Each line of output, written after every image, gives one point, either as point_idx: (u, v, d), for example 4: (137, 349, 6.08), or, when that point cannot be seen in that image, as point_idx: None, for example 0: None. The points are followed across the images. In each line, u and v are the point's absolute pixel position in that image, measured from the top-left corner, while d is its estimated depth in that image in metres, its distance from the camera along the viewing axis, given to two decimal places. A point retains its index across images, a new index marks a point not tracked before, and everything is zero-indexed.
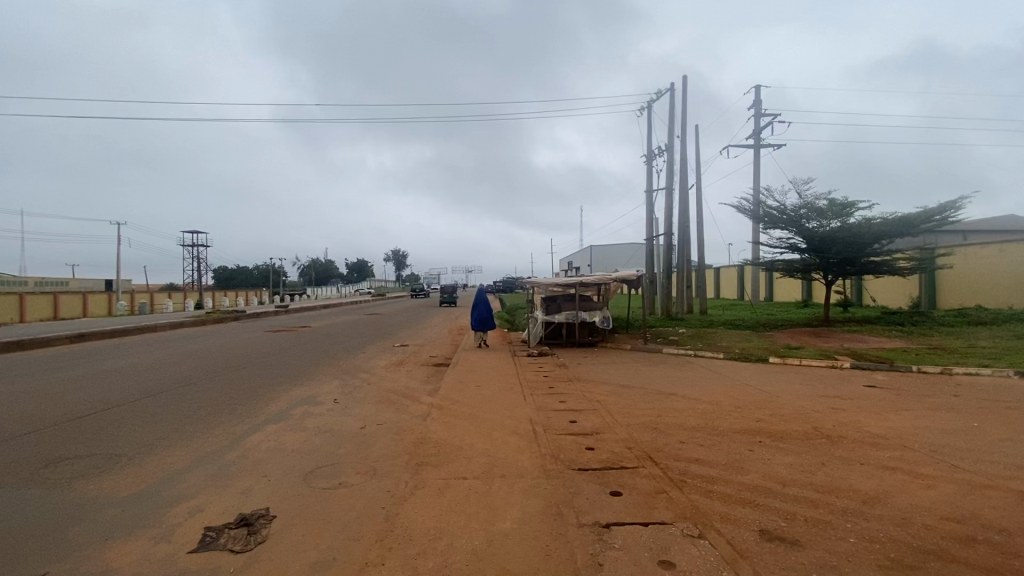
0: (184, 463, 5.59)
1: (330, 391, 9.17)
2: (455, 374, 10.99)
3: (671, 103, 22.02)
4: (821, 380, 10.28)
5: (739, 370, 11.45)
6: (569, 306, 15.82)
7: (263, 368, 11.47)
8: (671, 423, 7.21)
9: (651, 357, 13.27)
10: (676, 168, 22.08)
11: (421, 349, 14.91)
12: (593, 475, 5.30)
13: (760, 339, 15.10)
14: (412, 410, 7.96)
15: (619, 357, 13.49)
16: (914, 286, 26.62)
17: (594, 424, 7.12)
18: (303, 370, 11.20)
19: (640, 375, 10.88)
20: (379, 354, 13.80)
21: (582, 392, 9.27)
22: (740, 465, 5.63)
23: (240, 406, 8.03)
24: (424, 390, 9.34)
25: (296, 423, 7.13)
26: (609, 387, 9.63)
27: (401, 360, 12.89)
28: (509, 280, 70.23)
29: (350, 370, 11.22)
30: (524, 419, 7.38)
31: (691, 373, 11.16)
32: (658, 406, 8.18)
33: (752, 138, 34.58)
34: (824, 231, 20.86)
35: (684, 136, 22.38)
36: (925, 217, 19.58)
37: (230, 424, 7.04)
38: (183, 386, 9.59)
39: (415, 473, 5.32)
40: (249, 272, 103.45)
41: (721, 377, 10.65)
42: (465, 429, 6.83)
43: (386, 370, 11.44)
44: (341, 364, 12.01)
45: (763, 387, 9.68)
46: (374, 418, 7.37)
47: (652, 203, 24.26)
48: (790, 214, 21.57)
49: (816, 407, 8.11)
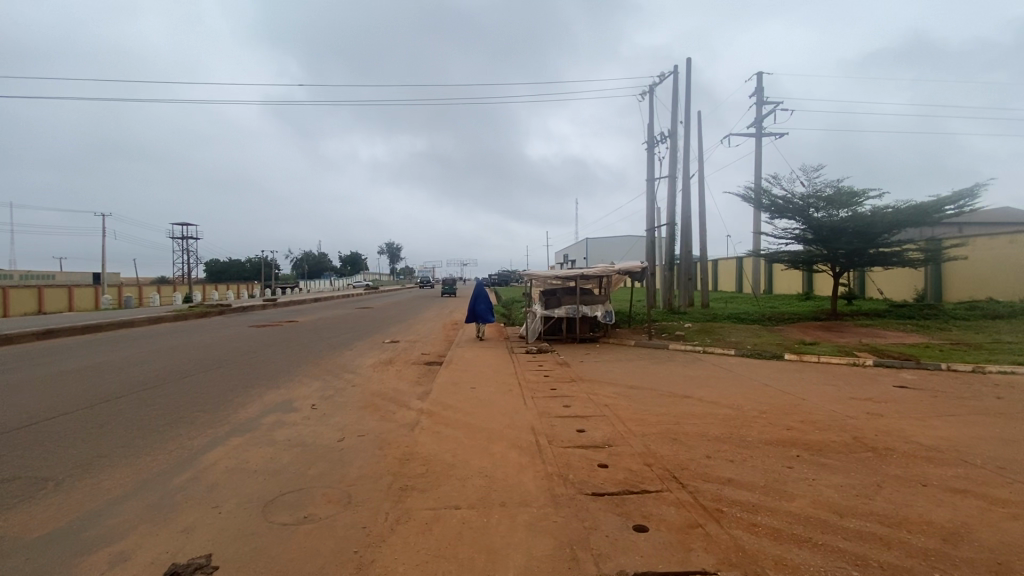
0: (122, 491, 4.69)
1: (308, 395, 8.25)
2: (448, 374, 10.08)
3: (673, 87, 21.00)
4: (846, 380, 9.47)
5: (754, 369, 10.62)
6: (569, 300, 14.94)
7: (239, 368, 10.51)
8: (692, 433, 6.35)
9: (657, 355, 12.42)
10: (678, 156, 21.11)
11: (411, 346, 13.97)
12: (611, 503, 4.43)
13: (771, 335, 14.27)
14: (399, 417, 7.07)
15: (623, 354, 12.63)
16: (920, 278, 25.90)
17: (605, 435, 6.25)
18: (282, 371, 10.25)
19: (649, 374, 10.03)
20: (367, 352, 12.87)
21: (588, 395, 8.41)
22: (782, 488, 4.77)
23: (204, 414, 7.12)
24: (414, 394, 8.45)
25: (263, 435, 6.23)
26: (618, 389, 8.77)
27: (390, 358, 11.99)
28: (505, 273, 69.54)
29: (333, 371, 10.29)
30: (525, 429, 6.49)
31: (704, 372, 10.32)
32: (674, 411, 7.32)
33: (753, 127, 33.66)
34: (832, 220, 20.02)
35: (687, 121, 21.43)
36: (938, 206, 18.75)
37: (187, 437, 6.13)
38: (146, 388, 8.65)
39: (398, 502, 4.43)
40: (240, 266, 101.91)
41: (738, 376, 9.81)
42: (459, 442, 5.94)
43: (373, 370, 10.52)
44: (325, 364, 11.05)
45: (784, 388, 8.86)
46: (355, 429, 6.48)
47: (652, 192, 23.36)
48: (797, 203, 20.70)
49: (850, 413, 7.29)
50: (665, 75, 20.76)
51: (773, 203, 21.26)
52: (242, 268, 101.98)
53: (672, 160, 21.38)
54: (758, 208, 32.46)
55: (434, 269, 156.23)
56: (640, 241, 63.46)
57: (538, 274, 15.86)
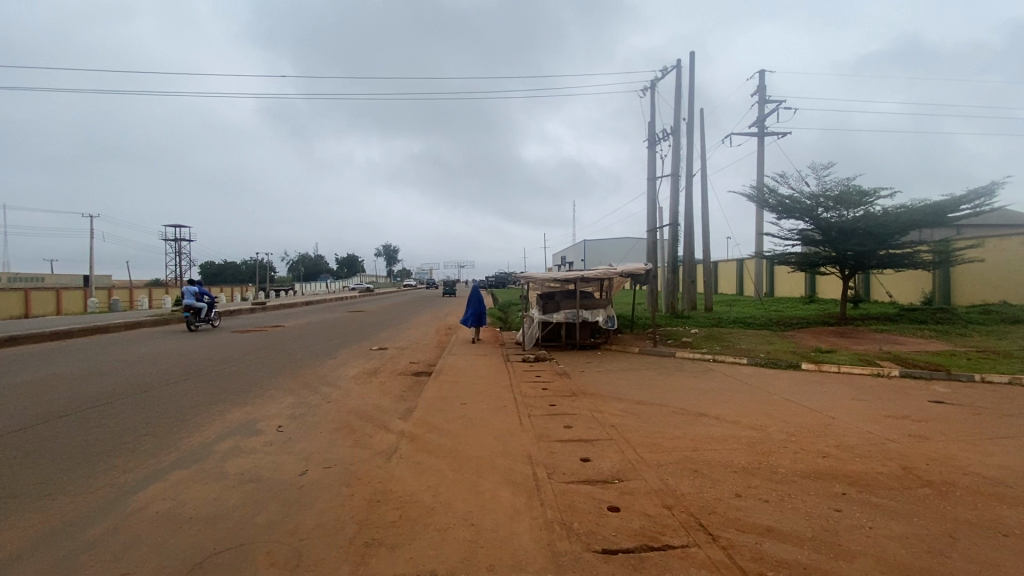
0: (16, 549, 3.78)
1: (276, 414, 7.34)
2: (436, 387, 9.17)
3: (676, 81, 20.15)
4: (875, 393, 8.60)
5: (771, 380, 9.73)
6: (568, 304, 14.04)
7: (207, 381, 9.60)
8: (714, 463, 5.48)
9: (664, 364, 11.53)
10: (682, 153, 20.25)
11: (400, 354, 13.04)
12: (626, 564, 3.54)
13: (783, 341, 13.42)
14: (375, 442, 6.17)
15: (627, 363, 11.74)
16: (928, 282, 25.04)
17: (613, 466, 5.38)
18: (254, 383, 9.35)
19: (658, 387, 9.14)
20: (352, 361, 11.96)
21: (591, 413, 7.52)
22: (834, 541, 3.89)
23: (152, 438, 6.23)
24: (397, 411, 7.53)
25: (213, 467, 5.31)
26: (624, 405, 7.88)
27: (375, 368, 11.09)
28: (502, 275, 68.60)
29: (309, 384, 9.38)
30: (520, 458, 5.60)
31: (717, 384, 9.45)
32: (690, 434, 6.45)
33: (755, 126, 32.96)
34: (842, 221, 19.21)
35: (691, 118, 20.63)
36: (954, 205, 17.92)
37: (122, 471, 5.23)
38: (96, 405, 7.74)
39: (359, 565, 3.54)
40: (234, 267, 100.82)
41: (755, 390, 8.92)
42: (443, 477, 5.06)
43: (354, 383, 9.60)
44: (303, 376, 10.13)
45: (809, 403, 7.98)
46: (322, 459, 5.58)
47: (655, 192, 22.57)
48: (806, 202, 19.88)
49: (890, 435, 6.42)
50: (667, 68, 19.89)
51: (780, 202, 20.43)
52: (237, 269, 100.90)
53: (675, 157, 20.51)
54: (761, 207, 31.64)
55: (431, 270, 155.28)
56: (637, 242, 62.74)
57: (536, 276, 14.96)
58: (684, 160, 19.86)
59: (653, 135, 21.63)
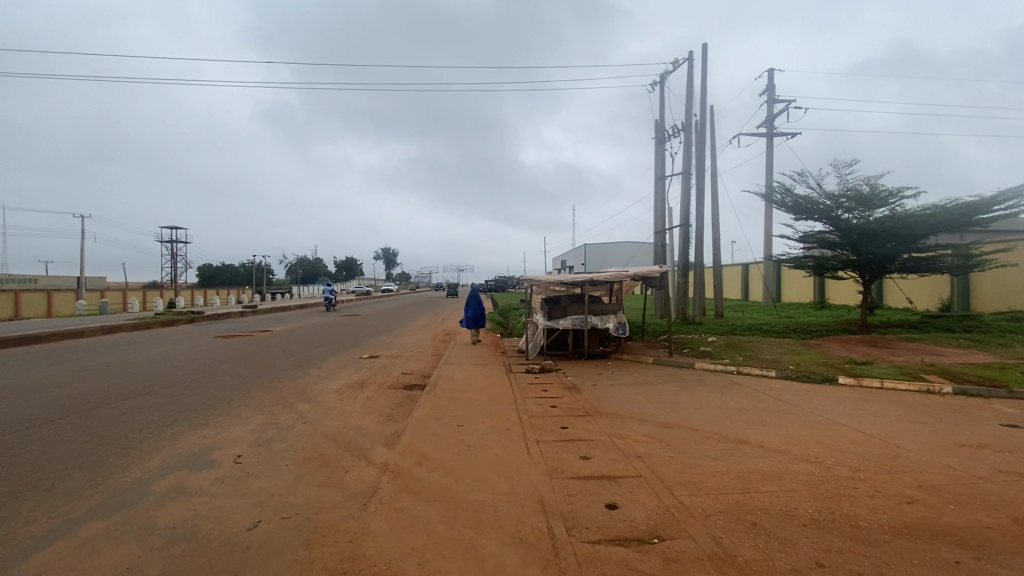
0: None
1: (238, 439, 6.20)
2: (429, 404, 8.03)
3: (688, 74, 19.08)
4: (934, 414, 7.49)
5: (809, 397, 8.58)
6: (575, 309, 12.88)
7: (170, 395, 8.45)
8: (775, 513, 4.36)
9: (684, 376, 10.38)
10: (694, 150, 19.15)
11: (392, 363, 11.88)
12: None
13: (810, 351, 12.27)
14: (353, 478, 5.05)
15: (643, 375, 10.60)
16: (947, 287, 23.84)
17: (649, 516, 4.26)
18: (222, 399, 8.20)
19: (683, 405, 8.02)
20: (338, 372, 10.81)
21: (610, 438, 6.39)
22: None
23: (78, 473, 5.08)
24: (382, 436, 6.40)
25: (139, 518, 4.17)
26: (648, 428, 6.76)
27: (363, 380, 9.94)
28: (502, 279, 67.38)
29: (285, 400, 8.23)
30: (530, 505, 4.47)
31: (749, 402, 8.33)
32: (734, 469, 5.32)
33: (764, 127, 31.99)
34: (863, 222, 18.14)
35: (704, 113, 19.54)
36: (985, 206, 16.85)
37: (19, 524, 4.06)
38: (27, 426, 6.57)
39: None
40: (231, 270, 99.41)
41: (793, 409, 7.79)
42: (432, 534, 3.92)
43: (337, 398, 8.44)
44: (279, 389, 8.99)
45: (863, 428, 6.84)
46: (280, 505, 4.43)
47: (663, 191, 21.48)
48: (824, 203, 18.82)
49: (977, 473, 5.31)
50: (679, 60, 18.84)
51: (797, 203, 19.32)
52: (233, 272, 99.55)
53: (686, 154, 19.43)
54: (770, 209, 30.58)
55: (430, 275, 154.16)
56: (640, 247, 61.46)
57: (541, 279, 13.84)
58: (697, 157, 18.76)
59: (663, 132, 20.56)
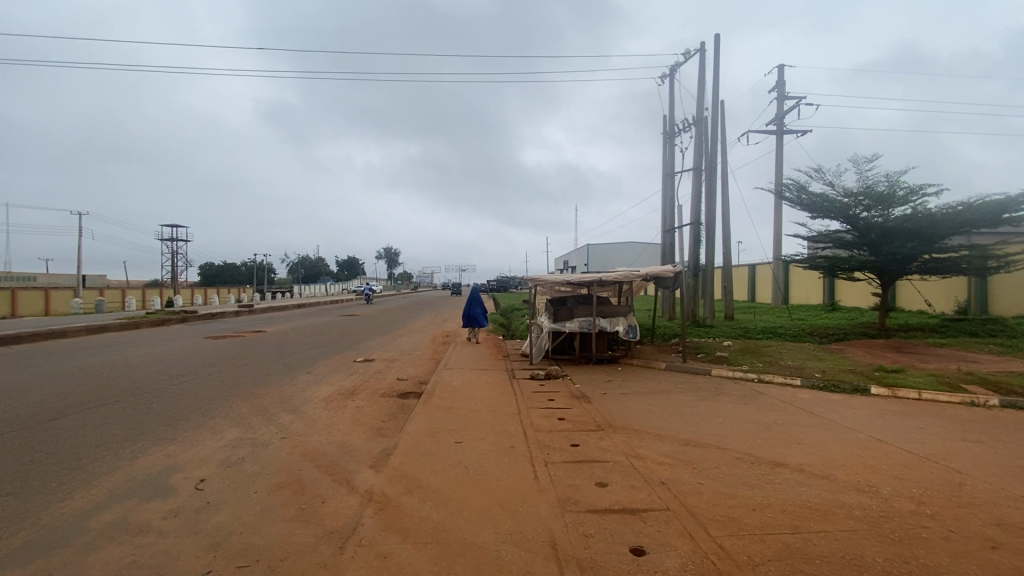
0: None
1: (204, 458, 5.45)
2: (425, 416, 7.28)
3: (700, 67, 18.32)
4: (988, 431, 6.71)
5: (843, 410, 7.79)
6: (582, 311, 12.09)
7: (140, 404, 7.72)
8: (837, 563, 3.59)
9: (701, 385, 9.59)
10: (706, 146, 18.39)
11: (387, 368, 11.12)
12: None
13: (834, 358, 11.45)
14: (330, 511, 4.29)
15: (656, 382, 9.80)
16: (964, 289, 22.94)
17: (685, 567, 3.50)
18: (197, 409, 7.45)
19: (706, 420, 7.24)
20: (328, 377, 10.06)
21: (629, 459, 5.62)
22: None
23: (6, 504, 4.33)
24: (370, 455, 5.66)
25: (62, 567, 3.42)
26: (670, 448, 5.99)
27: (355, 387, 9.20)
28: (504, 279, 66.53)
29: (266, 410, 7.47)
30: (540, 550, 3.70)
31: (776, 415, 7.55)
32: (777, 501, 4.56)
33: (774, 124, 31.23)
34: (883, 221, 17.35)
35: (716, 106, 18.72)
36: (1012, 205, 16.05)
37: None
38: None
39: None
40: (232, 269, 98.79)
41: (828, 424, 7.00)
42: None
43: (324, 408, 7.68)
44: (261, 397, 8.24)
45: (912, 449, 6.04)
46: (238, 548, 3.68)
47: (672, 188, 20.69)
48: (841, 200, 17.99)
49: None
50: (691, 51, 18.09)
51: (812, 201, 18.52)
52: (234, 270, 98.91)
53: (697, 150, 18.67)
54: (779, 208, 29.80)
55: (431, 274, 153.48)
56: (645, 247, 60.48)
57: (545, 278, 13.06)
58: (709, 153, 17.95)
59: (673, 127, 19.80)
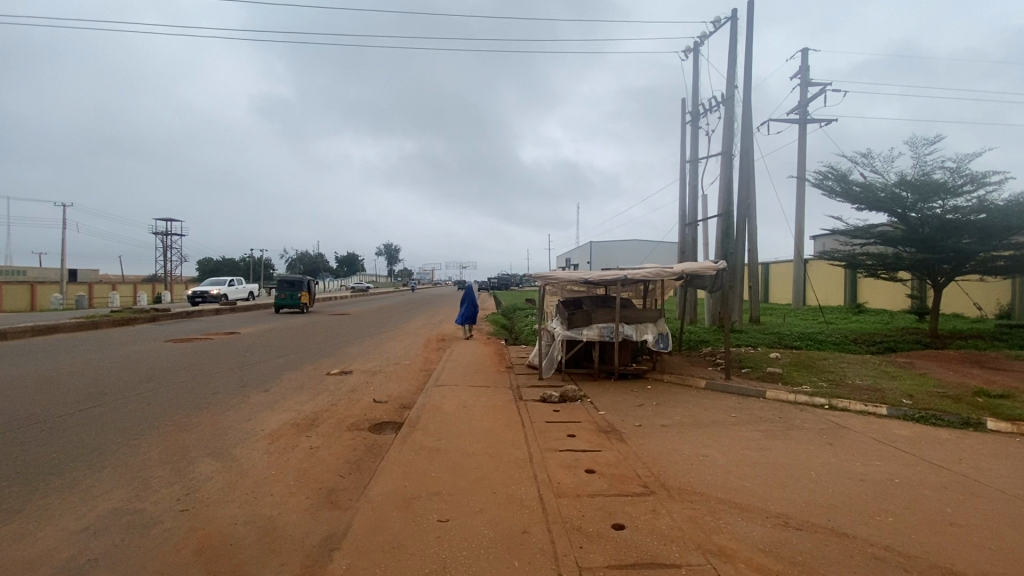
0: None
1: (31, 566, 3.40)
2: (401, 466, 5.25)
3: (731, 37, 16.21)
4: None
5: (970, 458, 5.80)
6: (602, 315, 10.01)
7: (13, 443, 5.66)
8: None
9: (760, 414, 7.52)
10: (736, 128, 16.28)
11: (366, 385, 9.09)
12: None
13: (910, 376, 9.40)
14: None
15: (702, 408, 7.75)
16: (1009, 293, 20.58)
17: None
18: (84, 453, 5.40)
19: (792, 476, 5.22)
20: (288, 399, 8.01)
21: (711, 566, 3.53)
22: None
23: None
24: (307, 552, 3.63)
25: None
26: (768, 535, 3.98)
27: (317, 414, 7.17)
28: (503, 277, 64.44)
29: (184, 454, 5.43)
30: None
31: (885, 466, 5.54)
32: None
33: (796, 112, 29.11)
34: (940, 214, 15.31)
35: (748, 81, 16.59)
36: None
37: None
38: None
39: None
40: (228, 263, 97.04)
41: (970, 487, 5.00)
42: None
43: (266, 450, 5.66)
44: (186, 432, 6.19)
45: None
46: None
47: (695, 176, 18.59)
48: (891, 191, 15.87)
49: None
50: (721, 19, 15.96)
51: (855, 191, 16.36)
52: (230, 265, 97.13)
53: (726, 132, 16.61)
54: (801, 201, 27.82)
55: (430, 272, 151.46)
56: (649, 245, 58.60)
57: (557, 276, 10.99)
58: (741, 134, 15.85)
59: (697, 107, 17.69)
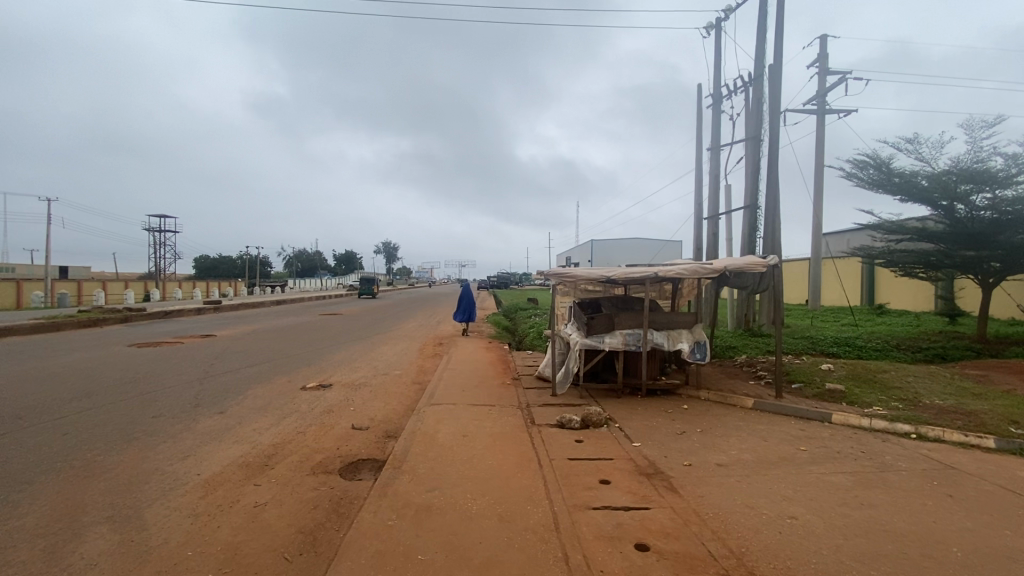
0: None
1: None
2: (375, 539, 3.70)
3: (760, 9, 14.63)
4: None
5: None
6: (628, 321, 8.45)
7: None
8: None
9: (835, 447, 5.97)
10: (764, 110, 14.73)
11: (346, 404, 7.56)
12: None
13: (998, 394, 7.82)
14: None
15: (760, 439, 6.20)
16: None
17: None
18: None
19: (925, 553, 3.68)
20: (244, 425, 6.42)
21: None
22: None
23: None
24: None
25: None
26: None
27: (276, 448, 5.62)
28: (505, 276, 63.20)
29: (72, 521, 3.89)
30: None
31: None
32: None
33: (815, 101, 27.61)
34: (992, 206, 13.77)
35: (778, 59, 15.03)
36: None
37: None
38: None
39: None
40: (224, 261, 95.52)
41: None
42: None
43: (194, 509, 4.13)
44: (93, 479, 4.65)
45: None
46: None
47: (717, 165, 17.06)
48: (936, 181, 14.35)
49: None
50: None
51: (896, 181, 14.89)
52: (225, 263, 95.55)
53: (752, 116, 15.07)
54: (820, 196, 26.32)
55: (428, 270, 150.02)
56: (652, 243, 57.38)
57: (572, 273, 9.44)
58: (770, 116, 14.31)
59: (719, 88, 16.16)
